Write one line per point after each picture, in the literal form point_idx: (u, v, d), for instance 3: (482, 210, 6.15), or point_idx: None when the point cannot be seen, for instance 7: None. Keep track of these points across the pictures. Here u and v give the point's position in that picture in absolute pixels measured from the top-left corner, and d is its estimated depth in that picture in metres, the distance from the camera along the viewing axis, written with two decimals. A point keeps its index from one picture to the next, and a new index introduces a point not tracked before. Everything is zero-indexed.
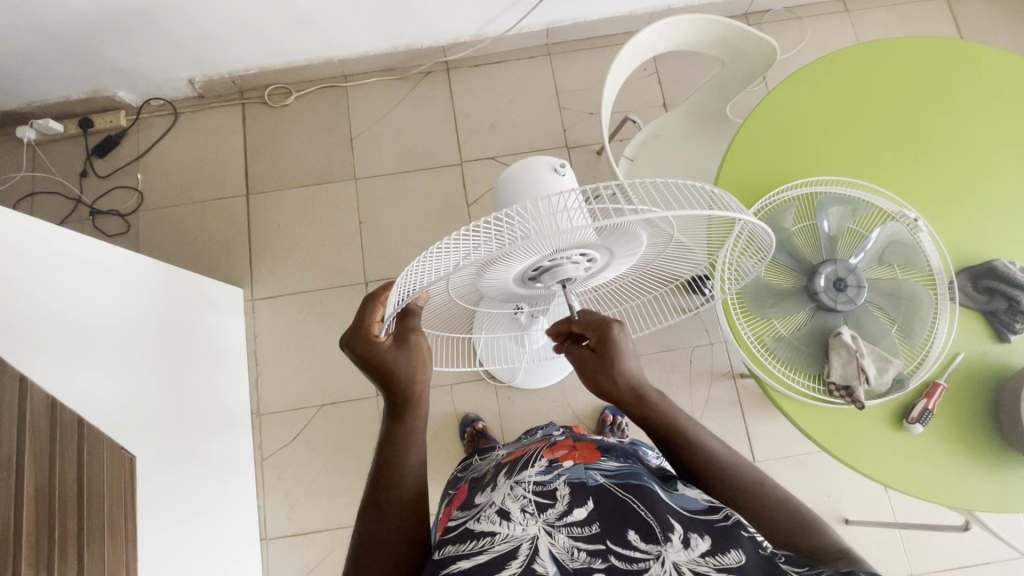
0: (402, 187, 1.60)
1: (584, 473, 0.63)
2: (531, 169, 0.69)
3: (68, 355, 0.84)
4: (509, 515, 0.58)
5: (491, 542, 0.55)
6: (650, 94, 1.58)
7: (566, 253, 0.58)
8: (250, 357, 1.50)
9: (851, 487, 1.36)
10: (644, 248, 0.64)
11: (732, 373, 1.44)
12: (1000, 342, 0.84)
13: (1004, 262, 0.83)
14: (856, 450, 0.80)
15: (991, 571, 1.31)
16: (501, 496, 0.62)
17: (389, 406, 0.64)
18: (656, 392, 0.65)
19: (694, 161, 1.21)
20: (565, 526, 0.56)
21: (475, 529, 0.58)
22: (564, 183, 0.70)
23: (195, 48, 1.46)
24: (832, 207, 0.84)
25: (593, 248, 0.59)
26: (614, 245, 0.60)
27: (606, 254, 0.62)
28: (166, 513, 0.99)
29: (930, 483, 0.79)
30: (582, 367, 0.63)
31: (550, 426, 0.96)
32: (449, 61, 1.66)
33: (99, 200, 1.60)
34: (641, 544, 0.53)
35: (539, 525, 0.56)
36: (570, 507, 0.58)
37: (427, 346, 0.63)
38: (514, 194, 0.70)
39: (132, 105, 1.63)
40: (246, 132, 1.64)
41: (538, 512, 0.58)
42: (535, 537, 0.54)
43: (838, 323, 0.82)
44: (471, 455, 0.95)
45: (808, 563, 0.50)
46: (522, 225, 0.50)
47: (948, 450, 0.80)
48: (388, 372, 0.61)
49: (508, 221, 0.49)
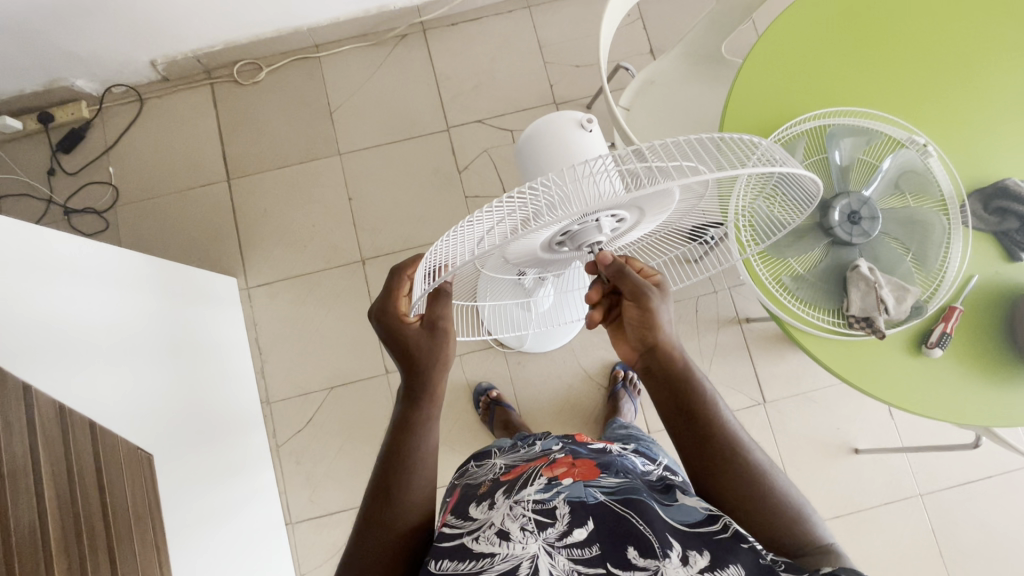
0: (387, 159, 1.54)
1: (584, 491, 0.59)
2: (558, 128, 0.71)
3: (66, 362, 0.80)
4: (508, 535, 0.54)
5: (491, 563, 0.52)
6: (637, 40, 1.53)
7: (595, 218, 0.55)
8: (251, 345, 1.47)
9: (858, 417, 1.41)
10: (675, 206, 0.59)
11: (738, 318, 1.45)
12: (1011, 261, 0.84)
13: (1015, 181, 0.82)
14: (902, 391, 0.81)
15: (994, 484, 1.37)
16: (499, 516, 0.57)
17: (404, 390, 0.63)
18: (683, 358, 0.64)
19: (694, 104, 1.16)
20: (566, 547, 0.53)
21: (473, 547, 0.55)
22: (589, 139, 0.71)
23: (153, 28, 1.37)
24: (844, 138, 0.82)
25: (623, 210, 0.55)
26: (645, 205, 0.55)
27: (634, 215, 0.58)
28: (202, 499, 1.01)
29: (974, 406, 0.81)
30: (630, 319, 0.64)
31: (547, 437, 0.85)
32: (425, 21, 1.59)
33: (72, 199, 1.52)
34: (640, 561, 0.50)
35: (539, 544, 0.53)
36: (569, 528, 0.55)
37: (452, 330, 0.62)
38: (541, 152, 0.71)
39: (93, 94, 1.54)
40: (221, 114, 1.56)
41: (538, 530, 0.54)
42: (536, 556, 0.51)
43: (855, 257, 0.81)
44: (466, 461, 0.83)
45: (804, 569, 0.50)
46: (551, 195, 0.48)
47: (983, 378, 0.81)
48: (408, 352, 0.61)
49: (536, 192, 0.47)
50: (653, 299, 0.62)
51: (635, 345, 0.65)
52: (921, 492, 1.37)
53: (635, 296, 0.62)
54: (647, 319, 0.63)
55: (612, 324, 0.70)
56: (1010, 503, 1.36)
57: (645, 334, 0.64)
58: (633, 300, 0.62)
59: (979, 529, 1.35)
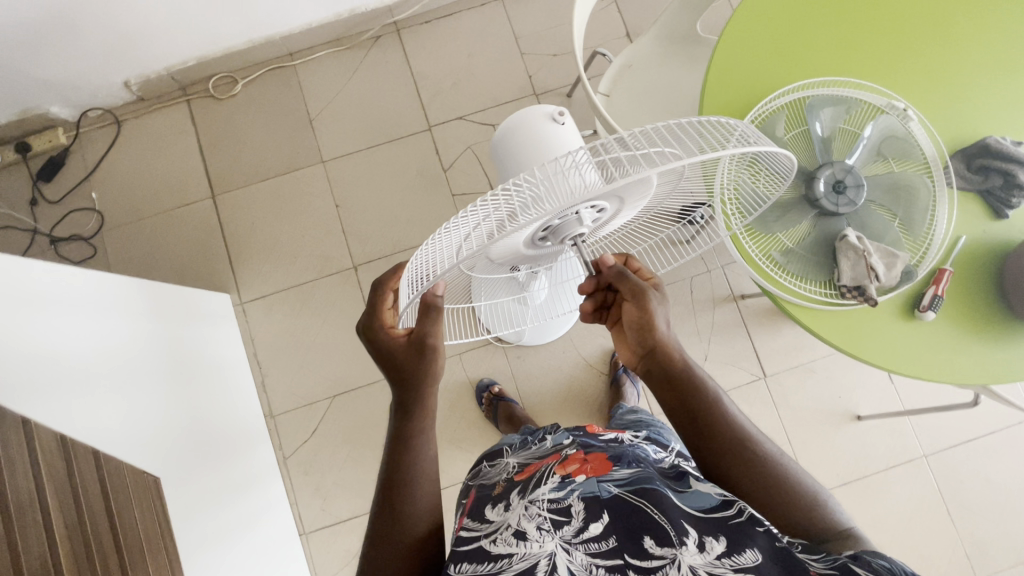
0: (372, 163, 1.54)
1: (598, 486, 0.60)
2: (531, 124, 0.70)
3: (66, 393, 0.80)
4: (525, 535, 0.55)
5: (510, 563, 0.52)
6: (612, 24, 1.52)
7: (575, 212, 0.55)
8: (250, 360, 1.47)
9: (859, 384, 1.42)
10: (655, 191, 0.59)
11: (733, 296, 1.45)
12: (998, 219, 0.85)
13: (996, 138, 0.83)
14: (907, 359, 0.81)
15: (996, 439, 1.39)
16: (516, 516, 0.58)
17: (398, 404, 0.63)
18: (682, 357, 0.64)
19: (673, 85, 1.15)
20: (582, 543, 0.53)
21: (491, 549, 0.55)
22: (562, 132, 0.70)
23: (126, 48, 1.35)
24: (824, 108, 0.82)
25: (603, 201, 0.55)
26: (625, 194, 0.55)
27: (615, 203, 0.57)
28: (214, 517, 1.02)
29: (975, 366, 0.81)
30: (629, 320, 0.65)
31: (558, 426, 0.85)
32: (398, 21, 1.57)
33: (57, 227, 1.51)
34: (656, 550, 0.51)
35: (555, 542, 0.54)
36: (585, 523, 0.55)
37: (441, 347, 0.61)
38: (518, 151, 0.71)
39: (69, 120, 1.52)
40: (199, 130, 1.55)
41: (554, 529, 0.55)
42: (553, 554, 0.52)
43: (843, 227, 0.81)
44: (479, 460, 0.84)
45: (820, 549, 0.51)
46: (528, 194, 0.48)
47: (982, 338, 0.82)
48: (396, 366, 0.61)
49: (511, 193, 0.48)
50: (652, 299, 0.64)
51: (635, 348, 0.66)
52: (925, 453, 1.38)
53: (637, 296, 0.64)
54: (645, 318, 0.64)
55: (614, 328, 0.70)
56: (1014, 457, 1.38)
57: (645, 336, 0.65)
58: (635, 300, 0.64)
59: (985, 485, 1.37)
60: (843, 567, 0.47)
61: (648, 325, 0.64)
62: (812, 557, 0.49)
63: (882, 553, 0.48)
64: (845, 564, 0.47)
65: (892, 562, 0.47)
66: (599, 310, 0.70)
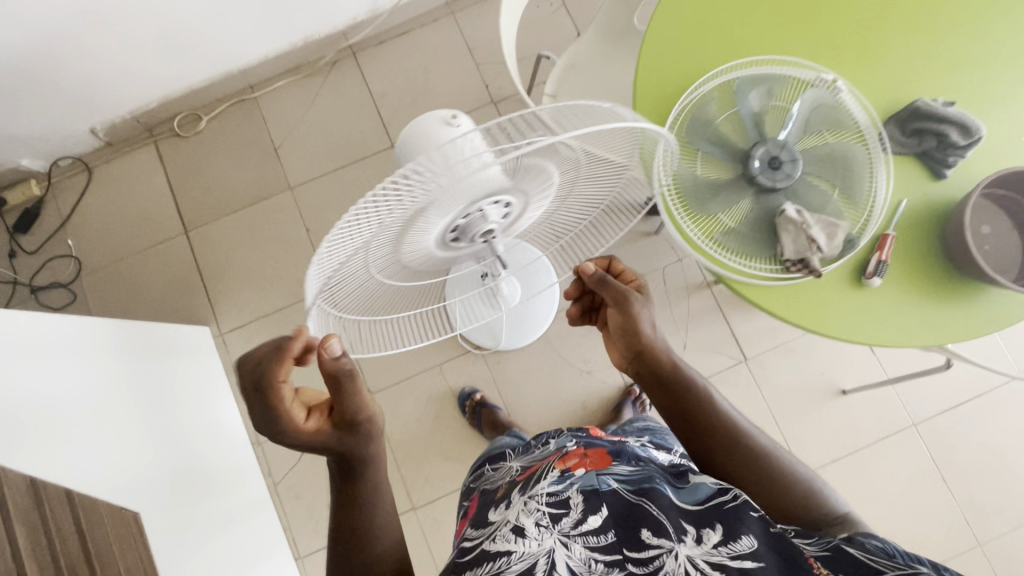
0: (338, 185, 1.56)
1: (596, 480, 0.63)
2: (425, 129, 0.67)
3: (43, 438, 0.81)
4: (524, 532, 0.56)
5: (508, 562, 0.53)
6: (561, 26, 1.55)
7: (479, 207, 0.56)
8: (234, 389, 1.49)
9: (841, 359, 1.41)
10: (554, 182, 0.61)
11: (706, 282, 1.45)
12: (938, 179, 0.85)
13: (925, 101, 0.83)
14: (885, 330, 0.81)
15: (984, 401, 1.37)
16: (514, 513, 0.60)
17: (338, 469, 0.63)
18: (670, 359, 0.73)
19: (617, 80, 1.17)
20: (582, 537, 0.56)
21: (489, 548, 0.57)
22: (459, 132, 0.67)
23: (90, 96, 1.39)
24: (749, 90, 0.83)
25: (505, 193, 0.57)
26: (523, 183, 0.57)
27: (517, 197, 0.59)
28: (203, 548, 1.03)
29: (953, 328, 0.81)
30: (616, 326, 0.73)
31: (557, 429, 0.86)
32: (353, 45, 1.60)
33: (37, 277, 1.53)
34: (654, 540, 0.54)
35: (554, 538, 0.56)
36: (584, 516, 0.58)
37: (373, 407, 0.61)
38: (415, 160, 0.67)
39: (40, 171, 1.55)
40: (168, 169, 1.58)
41: (553, 524, 0.57)
42: (552, 551, 0.54)
43: (781, 201, 0.82)
44: (482, 465, 0.86)
45: (812, 533, 0.55)
46: (426, 182, 0.48)
47: (956, 300, 0.82)
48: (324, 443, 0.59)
49: (409, 181, 0.47)
50: (635, 304, 0.72)
51: (625, 351, 0.74)
52: (914, 422, 1.37)
53: (622, 305, 0.72)
54: (630, 323, 0.72)
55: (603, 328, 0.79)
56: (1004, 418, 1.37)
57: (632, 339, 0.73)
58: (618, 308, 0.72)
59: (977, 449, 1.35)
60: (838, 549, 0.50)
61: (632, 329, 0.72)
62: (805, 541, 0.53)
63: (873, 534, 0.52)
64: (839, 547, 0.50)
65: (884, 541, 0.50)
66: (587, 312, 0.81)
